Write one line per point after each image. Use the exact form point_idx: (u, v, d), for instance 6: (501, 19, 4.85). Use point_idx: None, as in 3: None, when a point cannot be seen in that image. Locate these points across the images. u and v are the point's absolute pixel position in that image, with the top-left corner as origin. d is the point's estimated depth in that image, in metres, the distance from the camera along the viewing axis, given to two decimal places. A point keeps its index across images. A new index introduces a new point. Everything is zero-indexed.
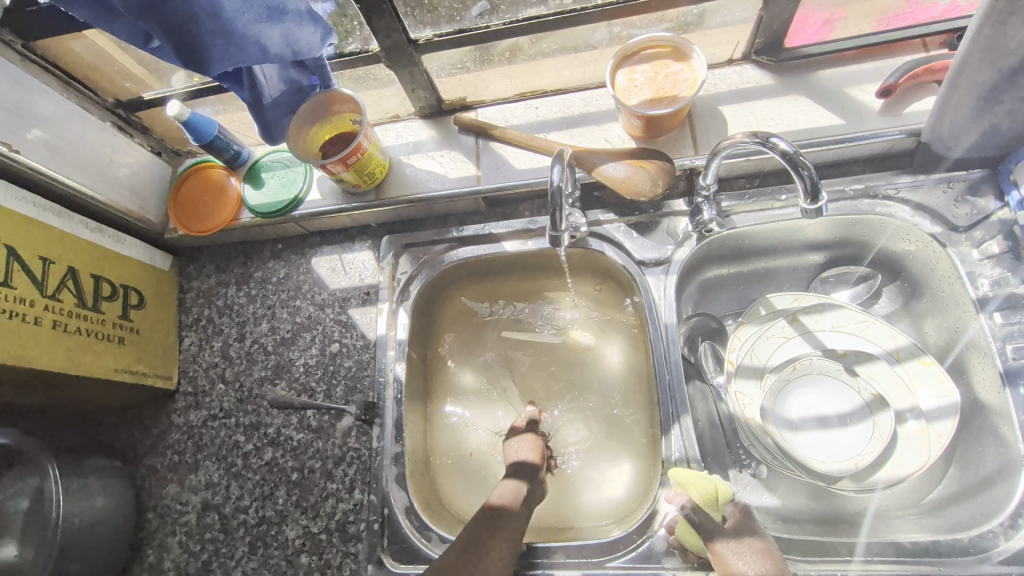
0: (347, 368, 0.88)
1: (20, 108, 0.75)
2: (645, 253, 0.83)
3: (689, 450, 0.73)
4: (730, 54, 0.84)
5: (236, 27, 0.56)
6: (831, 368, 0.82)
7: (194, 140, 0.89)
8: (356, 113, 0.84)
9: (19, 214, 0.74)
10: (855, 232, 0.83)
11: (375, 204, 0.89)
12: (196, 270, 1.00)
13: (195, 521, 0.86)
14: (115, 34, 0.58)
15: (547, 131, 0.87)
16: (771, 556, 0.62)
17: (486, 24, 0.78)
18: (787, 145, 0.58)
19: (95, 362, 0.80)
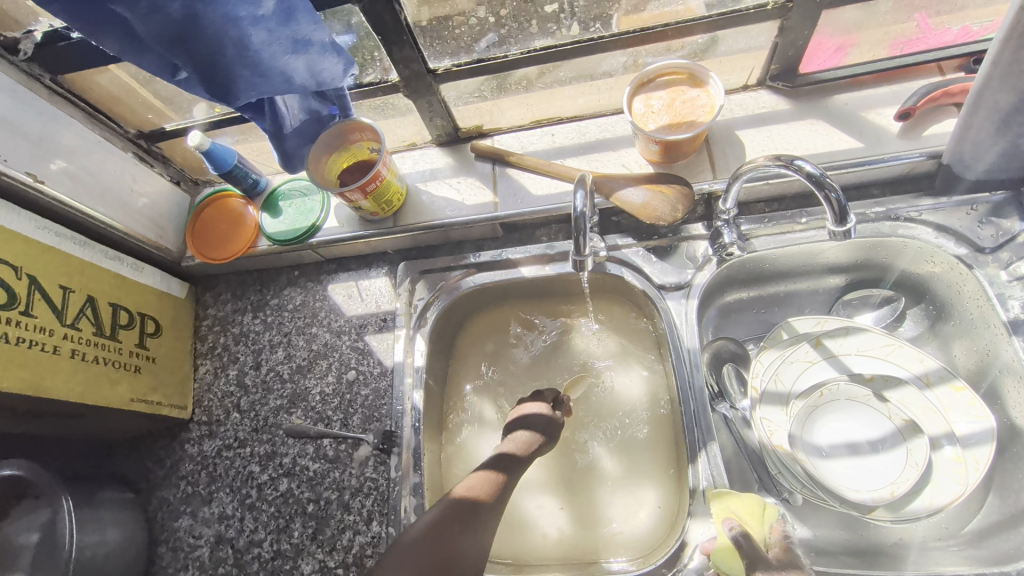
0: (363, 396, 0.87)
1: (45, 140, 0.76)
2: (664, 278, 0.83)
3: (717, 479, 0.71)
4: (746, 80, 0.85)
5: (262, 58, 0.56)
6: (860, 393, 0.80)
7: (213, 170, 0.90)
8: (374, 141, 0.85)
9: (41, 244, 0.74)
10: (875, 254, 0.82)
11: (394, 231, 0.90)
12: (213, 298, 1.01)
13: (208, 555, 0.84)
14: (143, 66, 0.59)
15: (565, 157, 0.87)
16: None
17: (505, 53, 0.79)
18: (813, 167, 0.56)
19: (111, 393, 0.79)
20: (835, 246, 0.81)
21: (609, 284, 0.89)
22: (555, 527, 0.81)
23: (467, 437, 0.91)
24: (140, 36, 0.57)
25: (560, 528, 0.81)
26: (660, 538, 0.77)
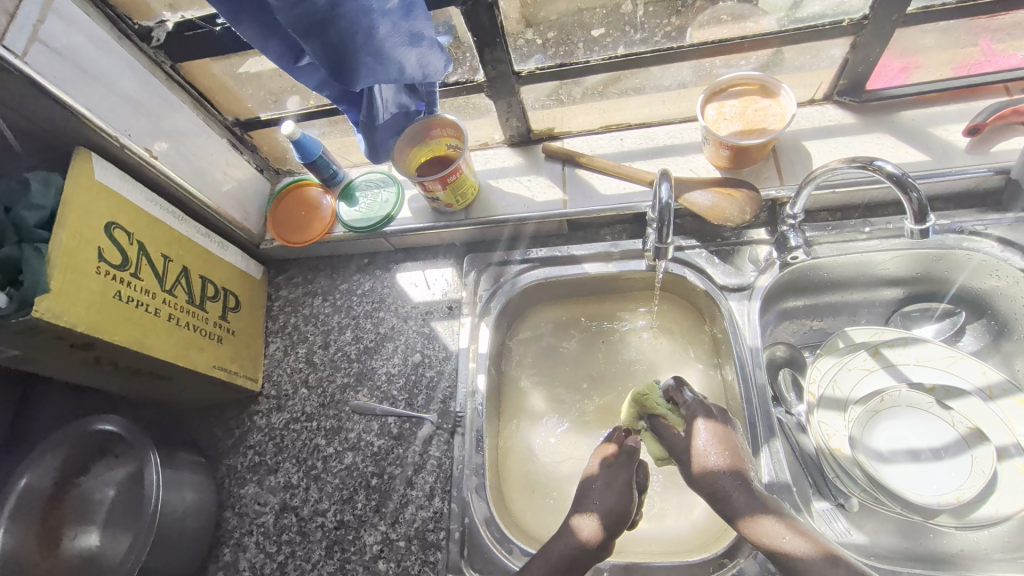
0: (428, 378, 0.91)
1: (161, 121, 0.83)
2: (727, 279, 0.85)
3: (779, 474, 0.74)
4: (812, 95, 0.88)
5: (384, 49, 0.61)
6: (921, 401, 0.81)
7: (299, 158, 0.96)
8: (454, 138, 0.90)
9: (149, 214, 0.81)
10: (937, 266, 0.84)
11: (466, 223, 0.94)
12: (285, 280, 1.06)
13: (273, 522, 0.88)
14: (269, 47, 0.65)
15: (633, 161, 0.92)
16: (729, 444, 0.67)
17: (586, 59, 0.84)
18: (894, 167, 0.60)
19: (200, 358, 0.84)
20: (893, 258, 0.83)
21: (670, 285, 0.92)
22: None
23: (522, 426, 0.93)
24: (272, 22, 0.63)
25: None
26: (715, 535, 0.79)
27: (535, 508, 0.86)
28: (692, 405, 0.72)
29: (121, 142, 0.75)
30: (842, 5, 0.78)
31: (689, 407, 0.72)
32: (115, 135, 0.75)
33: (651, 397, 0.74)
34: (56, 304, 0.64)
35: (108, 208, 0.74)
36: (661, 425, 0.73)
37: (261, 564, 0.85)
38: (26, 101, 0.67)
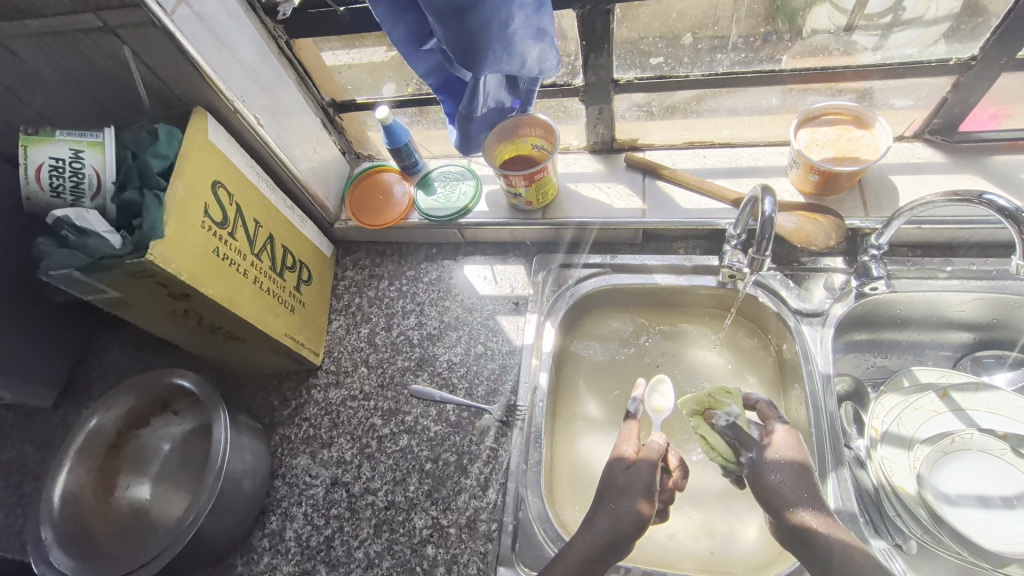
0: (489, 370, 0.92)
1: (270, 91, 0.87)
2: (801, 303, 0.86)
3: (846, 502, 0.73)
4: (902, 131, 0.92)
5: (511, 40, 0.65)
6: (994, 446, 0.80)
7: (387, 144, 0.99)
8: (540, 138, 0.93)
9: (248, 179, 0.84)
10: (1016, 314, 0.83)
11: (542, 223, 0.97)
12: (351, 262, 1.08)
13: (322, 495, 0.87)
14: (399, 25, 0.70)
15: (716, 177, 0.96)
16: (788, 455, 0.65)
17: (685, 74, 0.88)
18: (1007, 202, 0.62)
19: (274, 324, 0.86)
20: (965, 303, 0.84)
21: (739, 306, 0.92)
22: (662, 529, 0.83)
23: (575, 431, 0.92)
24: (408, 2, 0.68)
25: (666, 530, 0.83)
26: (766, 557, 0.78)
27: (585, 512, 0.85)
28: (777, 420, 0.70)
29: (235, 107, 0.79)
30: (936, 47, 0.80)
31: (774, 423, 0.70)
32: (232, 99, 0.79)
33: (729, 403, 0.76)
34: (167, 250, 0.66)
35: (216, 168, 0.77)
36: (734, 427, 0.72)
37: (307, 536, 0.85)
38: (165, 55, 0.71)
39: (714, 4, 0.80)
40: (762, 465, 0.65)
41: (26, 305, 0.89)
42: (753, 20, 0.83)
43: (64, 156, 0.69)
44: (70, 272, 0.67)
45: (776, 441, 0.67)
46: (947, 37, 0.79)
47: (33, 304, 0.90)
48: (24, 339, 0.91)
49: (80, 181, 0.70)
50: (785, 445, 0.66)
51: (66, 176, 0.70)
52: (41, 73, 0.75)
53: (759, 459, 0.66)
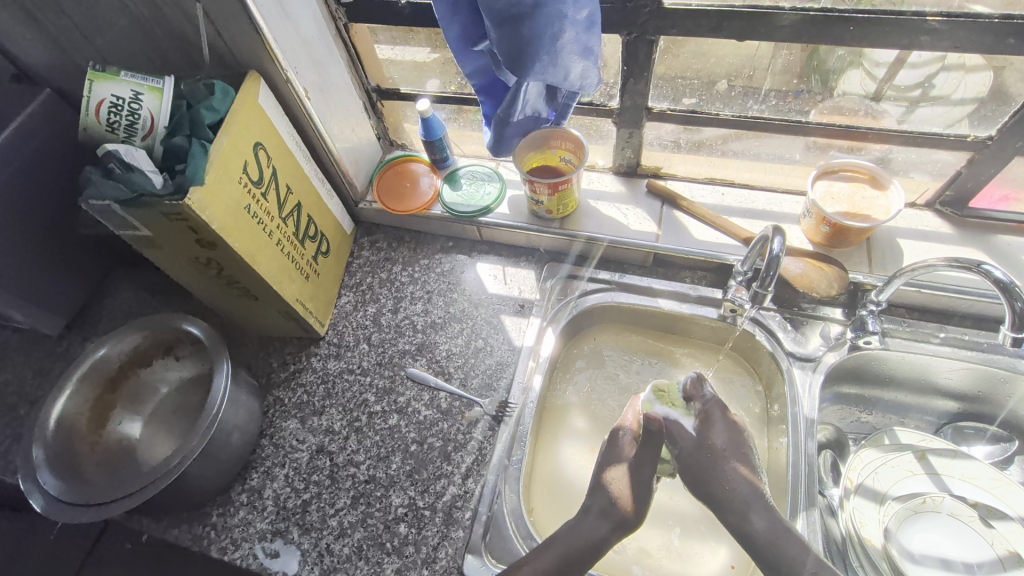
0: (486, 364, 0.95)
1: (323, 68, 0.91)
2: (795, 347, 0.88)
3: (813, 544, 0.75)
4: (914, 199, 0.96)
5: (559, 53, 0.69)
6: (963, 512, 0.81)
7: (422, 135, 1.03)
8: (568, 152, 0.96)
9: (288, 147, 0.87)
10: (1000, 389, 0.85)
11: (558, 233, 1.01)
12: (369, 242, 1.11)
13: (305, 460, 0.89)
14: (456, 23, 0.74)
15: (730, 215, 0.99)
16: (738, 438, 0.75)
17: (717, 112, 0.92)
18: (1002, 274, 0.66)
19: (289, 288, 0.89)
20: (952, 371, 0.86)
21: (735, 341, 0.94)
22: (633, 544, 0.85)
23: (558, 438, 0.94)
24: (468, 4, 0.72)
25: (636, 545, 0.85)
26: None
27: (558, 517, 0.86)
28: (709, 399, 0.78)
29: (287, 77, 0.84)
30: (960, 125, 0.84)
31: (705, 403, 0.78)
32: (285, 68, 0.83)
33: (669, 394, 0.81)
34: (204, 198, 0.70)
35: (260, 130, 0.80)
36: (673, 421, 0.78)
37: (285, 497, 0.86)
38: (232, 18, 0.75)
39: (754, 54, 0.84)
40: (697, 458, 0.74)
41: (54, 232, 0.93)
42: (788, 74, 0.87)
43: (124, 95, 0.73)
44: (110, 204, 0.70)
45: (707, 428, 0.76)
46: (972, 118, 0.82)
47: (59, 233, 0.94)
48: (46, 266, 0.94)
49: (135, 121, 0.74)
50: (719, 432, 0.75)
51: (123, 113, 0.74)
52: (110, 17, 0.79)
53: (694, 452, 0.75)
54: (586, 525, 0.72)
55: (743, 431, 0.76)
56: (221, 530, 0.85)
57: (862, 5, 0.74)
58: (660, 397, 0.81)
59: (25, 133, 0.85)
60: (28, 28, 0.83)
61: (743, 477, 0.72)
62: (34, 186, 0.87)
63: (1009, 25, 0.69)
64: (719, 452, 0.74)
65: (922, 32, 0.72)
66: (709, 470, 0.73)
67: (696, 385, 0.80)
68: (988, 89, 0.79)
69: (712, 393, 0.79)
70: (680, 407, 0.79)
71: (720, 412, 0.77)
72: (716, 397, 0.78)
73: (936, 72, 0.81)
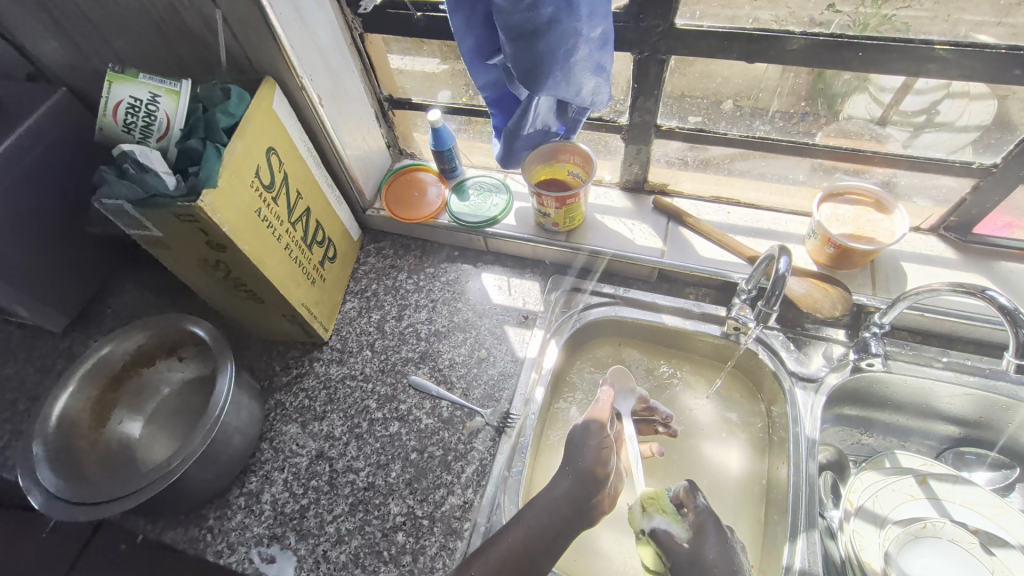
0: (489, 374, 0.95)
1: (337, 75, 0.92)
2: (798, 366, 0.89)
3: (812, 564, 0.74)
4: (919, 223, 0.97)
5: (572, 69, 0.70)
6: (964, 538, 0.81)
7: (431, 145, 1.04)
8: (576, 165, 0.97)
9: (300, 153, 0.88)
10: (1002, 415, 0.85)
11: (564, 246, 1.01)
12: (375, 249, 1.12)
13: (305, 465, 0.89)
14: (471, 36, 0.75)
15: (735, 233, 1.00)
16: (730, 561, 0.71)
17: (724, 131, 0.93)
18: (1007, 300, 0.66)
19: (295, 292, 0.89)
20: (953, 395, 0.86)
21: (738, 359, 0.95)
22: (633, 559, 0.85)
23: (558, 450, 0.94)
24: (483, 19, 0.73)
25: (636, 560, 0.85)
26: None
27: None
28: (700, 511, 0.75)
29: (302, 84, 0.85)
30: (965, 152, 0.85)
31: (697, 514, 0.75)
32: (301, 76, 0.84)
33: (659, 500, 0.78)
34: (217, 201, 0.70)
35: (274, 134, 0.81)
36: (664, 531, 0.75)
37: (283, 502, 0.86)
38: (250, 25, 0.77)
39: (761, 76, 0.86)
40: (689, 575, 0.71)
41: (63, 229, 0.93)
42: (795, 97, 0.88)
43: (142, 97, 0.74)
44: (123, 204, 0.70)
45: (698, 542, 0.73)
46: (977, 145, 0.83)
47: (68, 229, 0.94)
48: (54, 262, 0.95)
49: (152, 122, 0.75)
50: (714, 544, 0.72)
51: (140, 115, 0.75)
52: (130, 19, 0.81)
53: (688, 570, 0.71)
54: (547, 511, 0.71)
55: (736, 548, 0.73)
56: (218, 533, 0.84)
57: (869, 30, 0.74)
58: (649, 504, 0.78)
59: (40, 130, 0.86)
60: (49, 28, 0.84)
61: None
62: (45, 182, 0.88)
63: (1014, 56, 0.70)
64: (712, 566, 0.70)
65: (929, 59, 0.73)
66: None
67: (689, 494, 0.78)
68: (993, 118, 0.80)
69: (706, 505, 0.76)
70: (671, 514, 0.77)
71: (713, 526, 0.73)
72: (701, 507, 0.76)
73: (940, 99, 0.81)
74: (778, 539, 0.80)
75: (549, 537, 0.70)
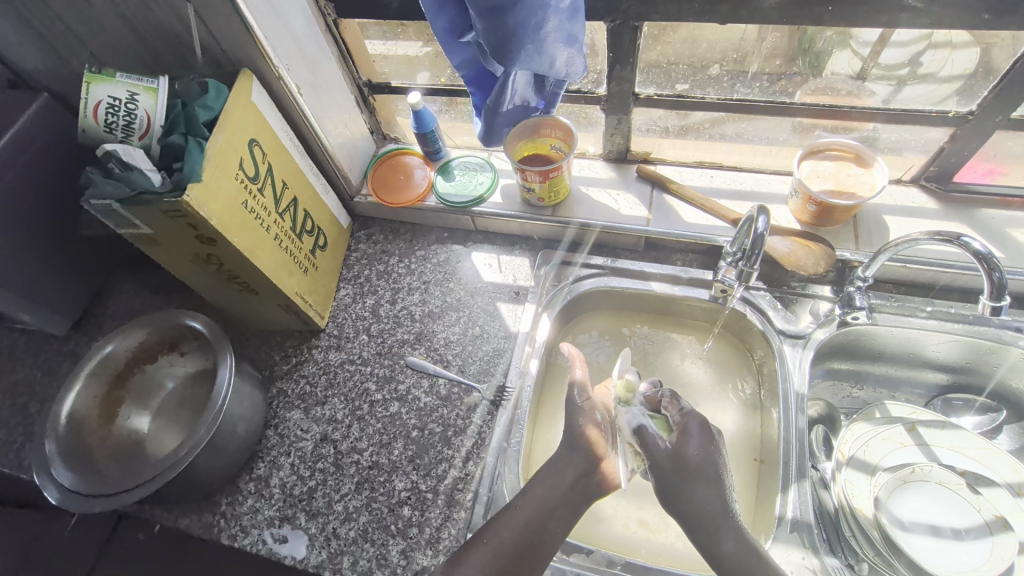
0: (484, 351, 0.97)
1: (313, 63, 0.93)
2: (785, 324, 0.90)
3: (803, 513, 0.77)
4: (901, 175, 0.97)
5: (545, 41, 0.71)
6: (951, 480, 0.84)
7: (413, 127, 1.05)
8: (558, 140, 0.98)
9: (283, 144, 0.89)
10: (986, 359, 0.87)
11: (551, 220, 1.03)
12: (365, 235, 1.13)
13: (310, 449, 0.92)
14: (442, 15, 0.75)
15: (719, 197, 1.01)
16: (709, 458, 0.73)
17: (704, 96, 0.94)
18: (980, 246, 0.67)
19: (288, 281, 0.91)
20: (938, 343, 0.88)
21: (726, 321, 0.97)
22: (633, 518, 0.88)
23: (555, 420, 0.96)
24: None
25: (637, 519, 0.88)
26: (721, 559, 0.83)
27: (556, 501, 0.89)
28: (686, 413, 0.77)
29: (279, 73, 0.85)
30: (945, 102, 0.85)
31: (682, 416, 0.77)
32: (277, 66, 0.85)
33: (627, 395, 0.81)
34: (202, 195, 0.71)
35: (254, 127, 0.82)
36: (648, 432, 0.76)
37: (291, 485, 0.89)
38: (222, 16, 0.77)
39: (740, 37, 0.86)
40: (674, 473, 0.73)
41: (57, 234, 0.95)
42: (775, 57, 0.88)
43: (121, 96, 0.75)
44: (111, 203, 0.72)
45: (685, 442, 0.75)
46: (957, 94, 0.84)
47: (62, 234, 0.96)
48: (51, 268, 0.96)
49: (132, 121, 0.76)
50: (695, 445, 0.74)
51: (120, 114, 0.75)
52: (105, 20, 0.81)
53: (668, 465, 0.74)
54: (536, 499, 0.73)
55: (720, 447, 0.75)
56: (231, 518, 0.87)
57: None
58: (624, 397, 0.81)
59: (26, 136, 0.87)
60: (25, 35, 0.84)
61: (717, 497, 0.70)
62: (37, 189, 0.89)
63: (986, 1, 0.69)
64: (694, 468, 0.73)
65: (900, 10, 0.73)
66: (682, 482, 0.72)
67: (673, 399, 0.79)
68: (974, 67, 0.80)
69: (691, 407, 0.77)
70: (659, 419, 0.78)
71: (698, 426, 0.75)
72: (693, 410, 0.77)
73: (923, 50, 0.82)
74: (771, 490, 0.83)
75: (550, 513, 0.72)
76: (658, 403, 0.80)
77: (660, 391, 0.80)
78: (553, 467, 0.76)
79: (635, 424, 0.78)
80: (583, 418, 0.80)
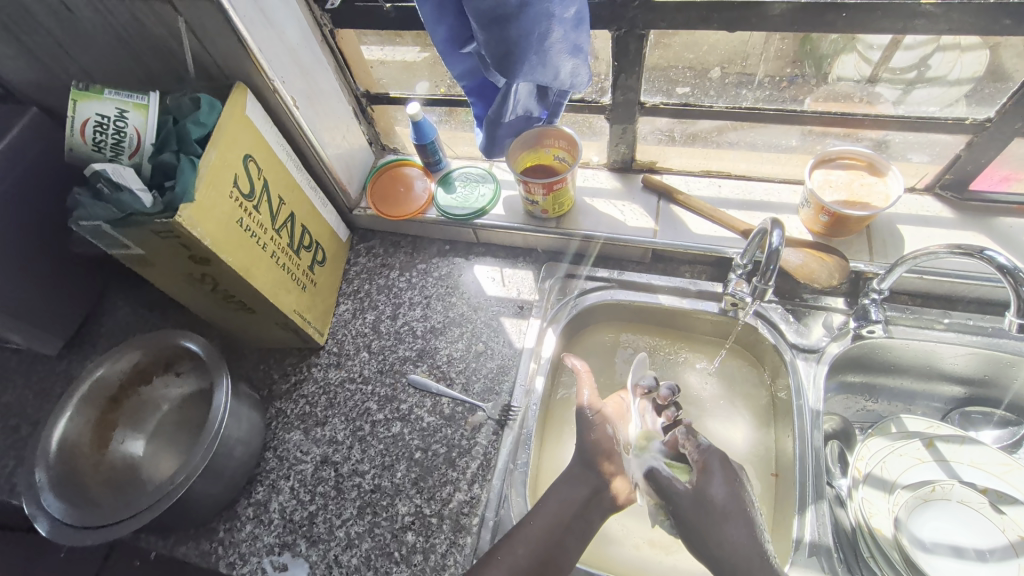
0: (488, 368, 0.94)
1: (310, 74, 0.90)
2: (798, 338, 0.88)
3: (821, 536, 0.74)
4: (914, 183, 0.95)
5: (548, 51, 0.68)
6: (972, 498, 0.81)
7: (413, 139, 1.02)
8: (562, 149, 0.96)
9: (279, 159, 0.87)
10: (1006, 372, 0.85)
11: (555, 232, 1.00)
12: (365, 249, 1.10)
13: (310, 472, 0.89)
14: (441, 24, 0.73)
15: (727, 207, 0.99)
16: (731, 499, 0.74)
17: (711, 104, 0.92)
18: (1006, 260, 0.65)
19: (285, 299, 0.88)
20: (957, 356, 0.85)
21: (737, 334, 0.94)
22: (644, 539, 0.85)
23: (562, 438, 0.93)
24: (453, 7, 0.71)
25: (648, 540, 0.85)
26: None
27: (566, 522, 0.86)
28: (704, 448, 0.77)
29: (274, 86, 0.83)
30: (957, 106, 0.83)
31: (700, 453, 0.77)
32: (272, 78, 0.82)
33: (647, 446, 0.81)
34: (195, 215, 0.69)
35: (249, 142, 0.80)
36: (666, 477, 0.77)
37: (291, 509, 0.86)
38: (214, 29, 0.74)
39: (748, 44, 0.84)
40: (695, 514, 0.74)
41: (48, 253, 0.92)
42: (784, 63, 0.86)
43: (109, 114, 0.72)
44: (101, 224, 0.70)
45: (707, 482, 0.75)
46: (969, 99, 0.81)
47: (53, 253, 0.93)
48: (42, 288, 0.94)
49: (121, 139, 0.73)
50: (719, 484, 0.75)
51: (109, 132, 0.73)
52: (93, 34, 0.78)
53: (693, 508, 0.74)
54: (551, 514, 0.73)
55: (742, 483, 0.76)
56: (229, 545, 0.84)
57: None
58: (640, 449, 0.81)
59: (14, 154, 0.84)
60: (12, 50, 0.82)
61: (746, 535, 0.71)
62: (26, 207, 0.87)
63: (1003, 6, 0.67)
64: (718, 508, 0.73)
65: (914, 16, 0.71)
66: (709, 528, 0.73)
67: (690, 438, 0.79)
68: (984, 70, 0.78)
69: (708, 442, 0.78)
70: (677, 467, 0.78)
71: (718, 461, 0.76)
72: (711, 447, 0.77)
73: (930, 54, 0.79)
74: (787, 510, 0.80)
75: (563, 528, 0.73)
76: (675, 442, 0.80)
77: (676, 431, 0.81)
78: (565, 483, 0.77)
79: (648, 468, 0.79)
80: (595, 434, 0.81)
